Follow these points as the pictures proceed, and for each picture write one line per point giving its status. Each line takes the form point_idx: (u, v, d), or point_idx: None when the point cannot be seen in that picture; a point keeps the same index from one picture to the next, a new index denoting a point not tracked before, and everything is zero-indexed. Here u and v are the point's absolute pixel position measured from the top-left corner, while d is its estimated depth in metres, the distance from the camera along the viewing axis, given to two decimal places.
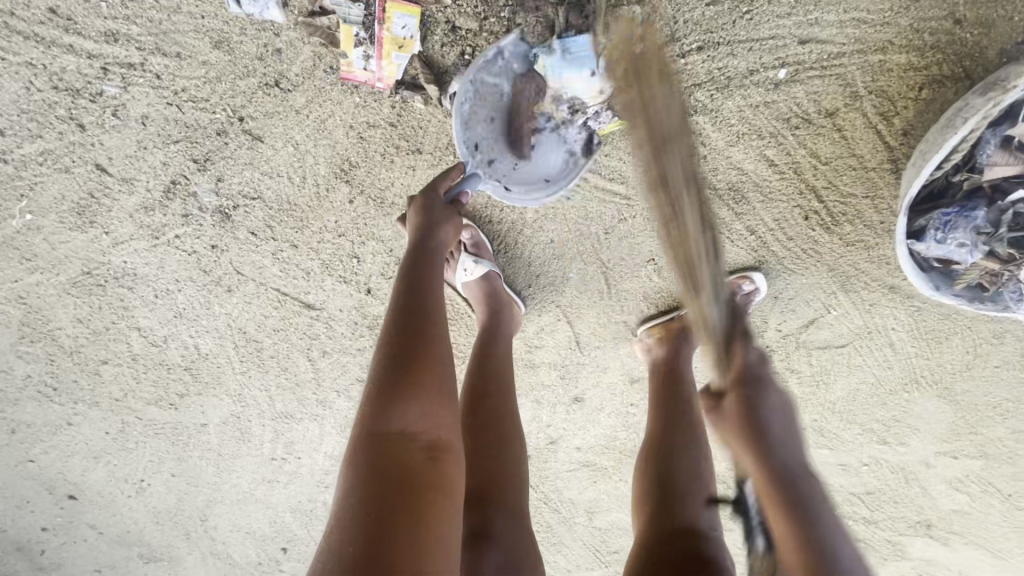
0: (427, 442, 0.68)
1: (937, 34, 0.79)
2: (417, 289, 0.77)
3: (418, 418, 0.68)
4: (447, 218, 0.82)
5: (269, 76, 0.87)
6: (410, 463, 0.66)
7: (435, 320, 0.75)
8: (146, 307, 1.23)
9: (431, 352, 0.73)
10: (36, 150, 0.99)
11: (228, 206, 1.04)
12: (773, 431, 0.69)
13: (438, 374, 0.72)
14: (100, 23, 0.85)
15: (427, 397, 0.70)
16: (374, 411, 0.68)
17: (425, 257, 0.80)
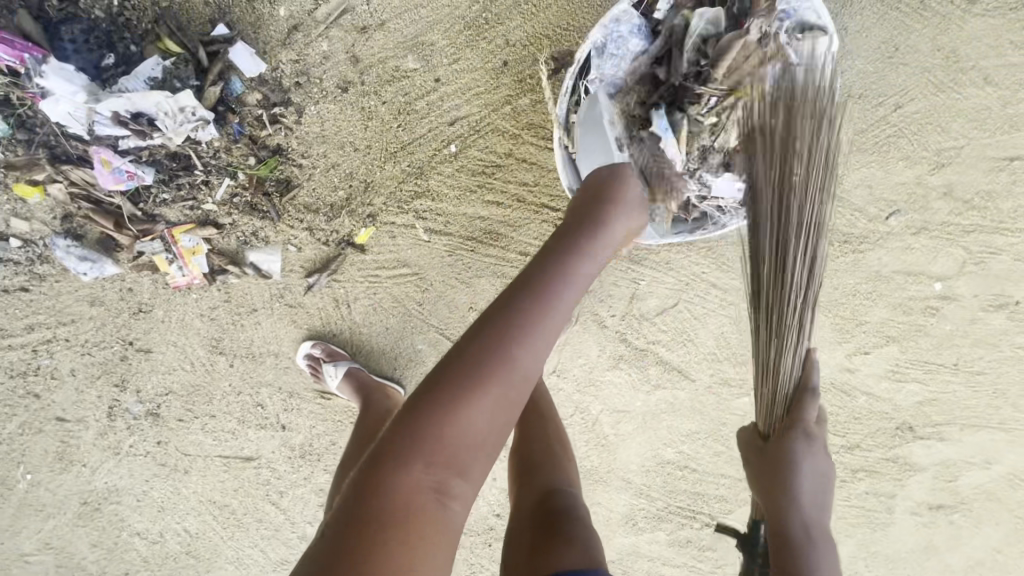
0: (435, 481, 0.65)
1: (535, 75, 1.06)
2: (524, 301, 0.75)
3: (477, 437, 0.68)
4: (627, 185, 0.89)
5: (133, 307, 1.20)
6: (389, 519, 0.62)
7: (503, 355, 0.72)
8: (137, 512, 1.50)
9: (459, 407, 0.68)
10: (17, 423, 1.34)
11: (154, 406, 1.34)
12: (800, 487, 0.77)
13: (485, 429, 0.69)
14: (20, 323, 1.21)
15: (422, 467, 0.65)
16: (403, 427, 0.67)
17: (556, 259, 0.82)
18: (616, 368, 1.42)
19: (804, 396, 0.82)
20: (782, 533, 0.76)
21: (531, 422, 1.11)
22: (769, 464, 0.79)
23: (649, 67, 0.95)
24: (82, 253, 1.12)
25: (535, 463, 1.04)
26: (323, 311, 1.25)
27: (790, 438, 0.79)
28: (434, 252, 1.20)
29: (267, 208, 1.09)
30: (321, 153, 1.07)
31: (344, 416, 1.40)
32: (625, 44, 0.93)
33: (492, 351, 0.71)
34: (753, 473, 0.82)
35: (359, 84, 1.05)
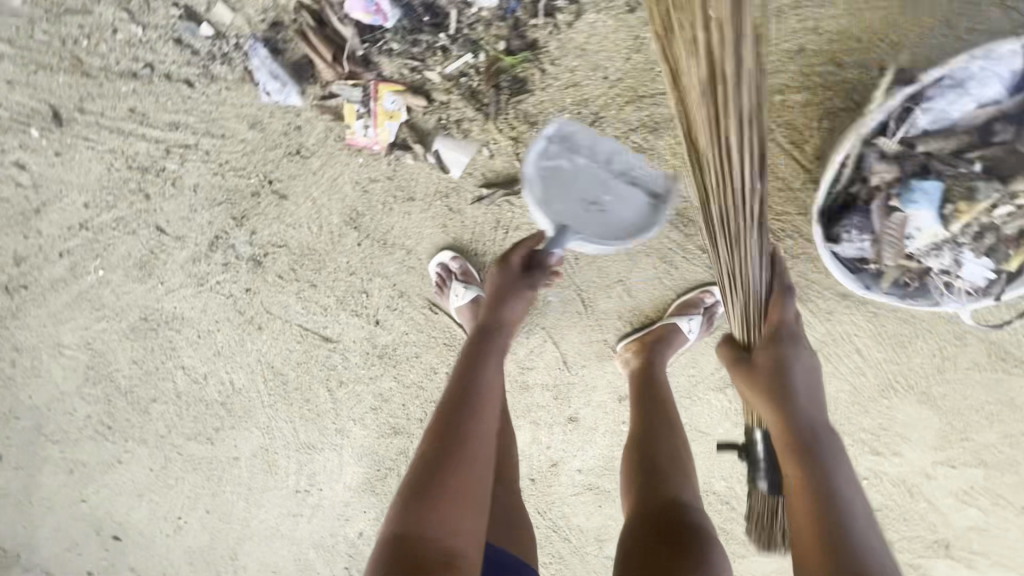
0: (439, 550, 0.79)
1: (825, 75, 0.95)
2: (465, 397, 0.90)
3: (461, 508, 0.82)
4: (522, 282, 1.02)
5: (292, 146, 1.09)
6: (429, 554, 0.78)
7: (484, 404, 0.90)
8: (191, 347, 1.42)
9: (471, 452, 0.86)
10: (112, 216, 1.23)
11: (260, 254, 1.25)
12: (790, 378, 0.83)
13: (470, 491, 0.84)
14: (165, 117, 1.09)
15: (450, 509, 0.81)
16: (401, 514, 0.81)
17: (478, 361, 0.95)
18: (720, 392, 1.37)
19: (781, 295, 0.87)
20: (802, 483, 0.78)
21: (655, 425, 1.07)
22: (757, 373, 0.85)
23: (987, 123, 0.86)
24: (272, 70, 1.00)
25: (660, 471, 0.99)
26: (477, 227, 1.16)
27: (782, 347, 0.84)
28: None
29: (489, 106, 0.99)
30: (570, 67, 0.96)
31: (440, 335, 1.34)
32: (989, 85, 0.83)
33: (464, 437, 0.86)
34: (773, 418, 0.83)
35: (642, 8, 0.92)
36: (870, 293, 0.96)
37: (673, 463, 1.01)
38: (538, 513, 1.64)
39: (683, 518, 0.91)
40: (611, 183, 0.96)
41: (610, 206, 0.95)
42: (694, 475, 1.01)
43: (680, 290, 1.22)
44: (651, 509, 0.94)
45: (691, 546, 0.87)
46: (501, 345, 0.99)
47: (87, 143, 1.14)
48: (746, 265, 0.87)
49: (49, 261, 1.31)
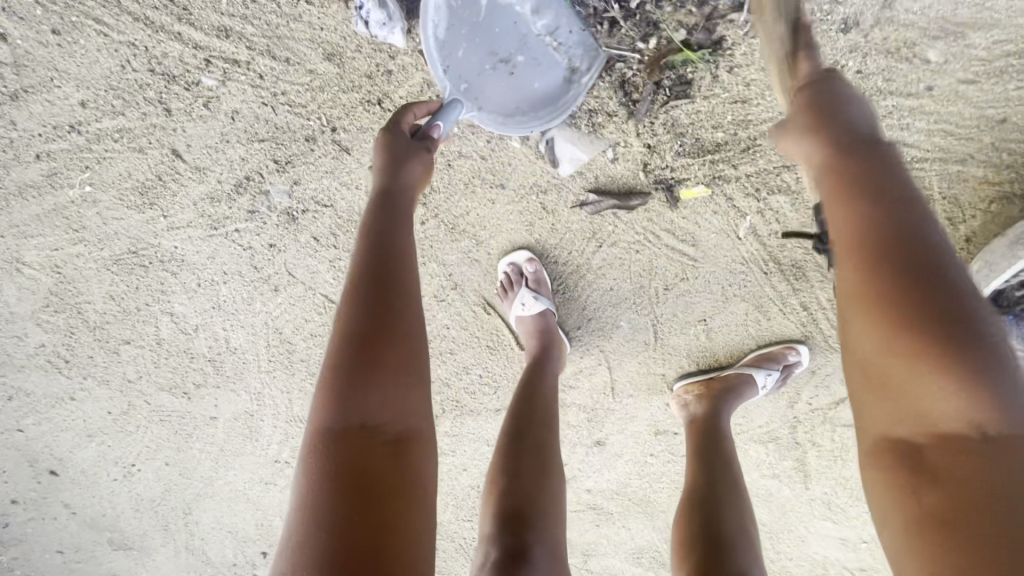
0: (381, 426, 0.66)
1: (1014, 156, 0.84)
2: (385, 259, 0.72)
3: (396, 378, 0.68)
4: (411, 156, 0.75)
5: (373, 94, 0.88)
6: (372, 464, 0.64)
7: (405, 266, 0.73)
8: (186, 294, 1.20)
9: (391, 332, 0.70)
10: (114, 125, 0.98)
11: (297, 209, 1.04)
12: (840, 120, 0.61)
13: (405, 354, 0.70)
14: (215, 18, 0.85)
15: (387, 390, 0.67)
16: (337, 405, 0.66)
17: (395, 215, 0.76)
18: (760, 444, 1.31)
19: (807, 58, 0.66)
20: (885, 250, 0.55)
21: (718, 489, 0.98)
22: (794, 134, 0.65)
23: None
24: None
25: (722, 545, 0.90)
26: (568, 233, 1.00)
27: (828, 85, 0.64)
28: (732, 251, 0.98)
29: (640, 103, 0.84)
30: (746, 80, 0.80)
31: (485, 338, 1.18)
32: None
33: (393, 312, 0.71)
34: (817, 170, 0.63)
35: (856, 31, 0.76)
36: None
37: (738, 538, 0.92)
38: None
39: None
40: (532, 40, 0.80)
41: (520, 67, 0.81)
42: (759, 554, 0.92)
43: (762, 342, 1.12)
44: None
45: None
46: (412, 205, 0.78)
47: (100, 27, 0.88)
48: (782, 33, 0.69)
49: (22, 162, 1.04)
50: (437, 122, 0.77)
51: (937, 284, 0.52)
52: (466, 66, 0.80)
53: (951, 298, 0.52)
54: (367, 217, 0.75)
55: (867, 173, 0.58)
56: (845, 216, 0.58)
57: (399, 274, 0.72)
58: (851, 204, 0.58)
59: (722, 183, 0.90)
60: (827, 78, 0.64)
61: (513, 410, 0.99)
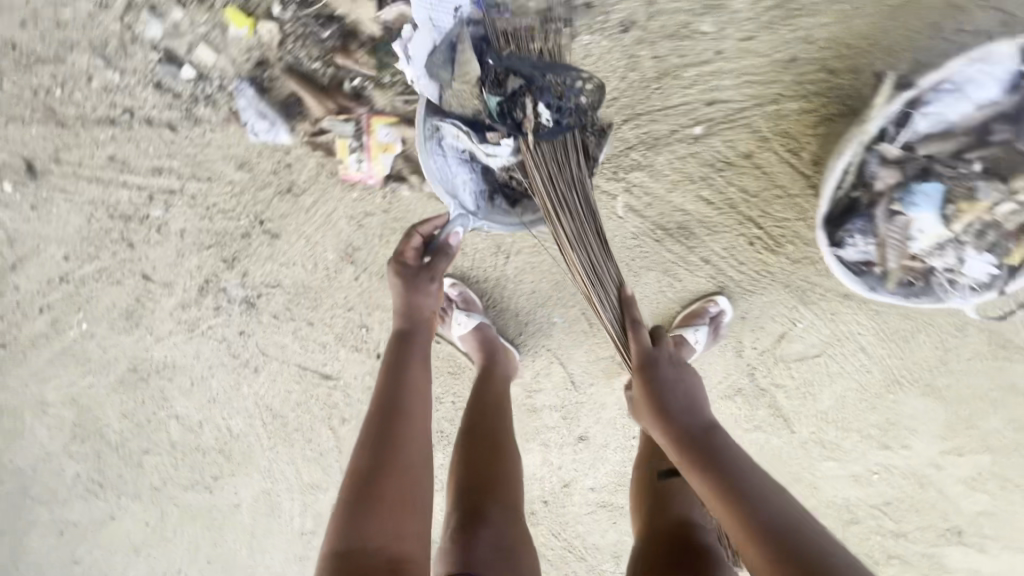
0: (383, 544, 0.77)
1: (818, 84, 0.96)
2: (397, 398, 0.85)
3: (394, 495, 0.79)
4: (419, 283, 0.91)
5: (283, 185, 1.06)
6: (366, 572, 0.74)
7: (408, 417, 0.85)
8: (184, 396, 1.37)
9: (396, 467, 0.81)
10: (94, 267, 1.18)
11: (253, 296, 1.21)
12: (675, 412, 0.81)
13: (408, 493, 0.80)
14: (147, 163, 1.05)
15: (390, 514, 0.78)
16: (346, 528, 0.77)
17: (405, 351, 0.90)
18: (729, 399, 1.37)
19: (636, 330, 0.85)
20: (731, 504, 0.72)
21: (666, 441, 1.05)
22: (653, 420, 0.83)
23: (987, 122, 0.84)
24: (260, 111, 0.96)
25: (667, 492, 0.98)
26: (479, 252, 1.15)
27: (655, 368, 0.83)
28: (621, 230, 1.10)
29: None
30: None
31: (444, 365, 1.30)
32: (984, 89, 0.80)
33: (398, 443, 0.82)
34: (674, 445, 0.81)
35: (635, 28, 0.92)
36: (879, 296, 0.93)
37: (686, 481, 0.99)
38: (553, 536, 1.59)
39: (693, 536, 0.90)
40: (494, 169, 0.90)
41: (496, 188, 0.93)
42: None
43: (685, 301, 1.21)
44: (661, 532, 0.92)
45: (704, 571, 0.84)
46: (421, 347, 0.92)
47: (64, 194, 1.09)
48: (606, 307, 0.88)
49: (29, 317, 1.25)
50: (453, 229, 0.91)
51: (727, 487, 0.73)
52: (443, 171, 0.90)
53: (784, 532, 0.68)
54: (387, 352, 0.90)
55: (704, 445, 0.78)
56: (699, 484, 0.77)
57: (401, 399, 0.85)
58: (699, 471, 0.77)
59: None
60: (654, 362, 0.84)
61: (470, 401, 1.09)
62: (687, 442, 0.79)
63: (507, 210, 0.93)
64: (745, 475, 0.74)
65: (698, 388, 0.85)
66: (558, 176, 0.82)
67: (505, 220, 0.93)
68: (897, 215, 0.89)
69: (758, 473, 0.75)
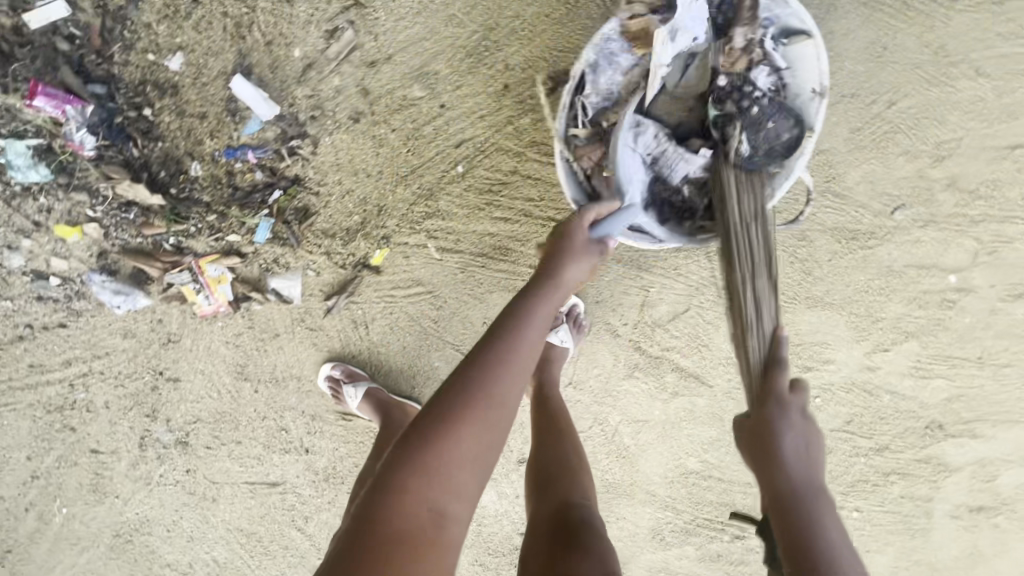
0: (421, 518, 0.69)
1: (535, 95, 1.11)
2: (456, 388, 0.76)
3: (443, 471, 0.72)
4: (590, 246, 0.89)
5: (163, 337, 1.26)
6: (389, 528, 0.67)
7: (466, 400, 0.75)
8: (167, 543, 1.52)
9: (435, 451, 0.72)
10: (53, 457, 1.39)
11: (183, 435, 1.39)
12: (790, 454, 0.80)
13: (456, 477, 0.72)
14: (58, 359, 1.27)
15: (426, 482, 0.70)
16: (380, 484, 0.71)
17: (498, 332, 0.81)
18: (633, 377, 1.43)
19: (775, 363, 0.88)
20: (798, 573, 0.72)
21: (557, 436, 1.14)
22: (755, 446, 0.83)
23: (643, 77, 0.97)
24: (115, 287, 1.18)
25: (552, 476, 1.04)
26: (342, 333, 1.29)
27: (777, 394, 0.85)
28: (445, 269, 1.24)
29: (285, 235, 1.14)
30: (336, 180, 1.12)
31: (366, 437, 1.43)
32: (616, 60, 0.96)
33: (443, 421, 0.73)
34: (769, 490, 0.80)
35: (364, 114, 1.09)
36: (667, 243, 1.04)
37: (568, 465, 1.07)
38: None
39: (576, 514, 0.96)
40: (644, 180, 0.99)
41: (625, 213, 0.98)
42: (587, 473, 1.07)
43: None
44: (547, 513, 0.97)
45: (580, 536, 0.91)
46: (533, 333, 0.81)
47: (10, 406, 1.32)
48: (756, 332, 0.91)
49: (21, 518, 1.45)
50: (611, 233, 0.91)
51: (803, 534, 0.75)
52: (628, 161, 0.96)
53: None
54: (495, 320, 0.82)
55: (805, 506, 0.77)
56: (785, 537, 0.76)
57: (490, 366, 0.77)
58: (796, 524, 0.76)
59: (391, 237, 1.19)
60: (780, 398, 0.84)
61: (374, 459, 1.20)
62: (791, 492, 0.78)
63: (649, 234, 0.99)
64: (825, 535, 0.75)
65: (817, 452, 0.83)
66: (745, 198, 0.96)
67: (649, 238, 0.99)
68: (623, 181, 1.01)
69: (845, 549, 0.73)
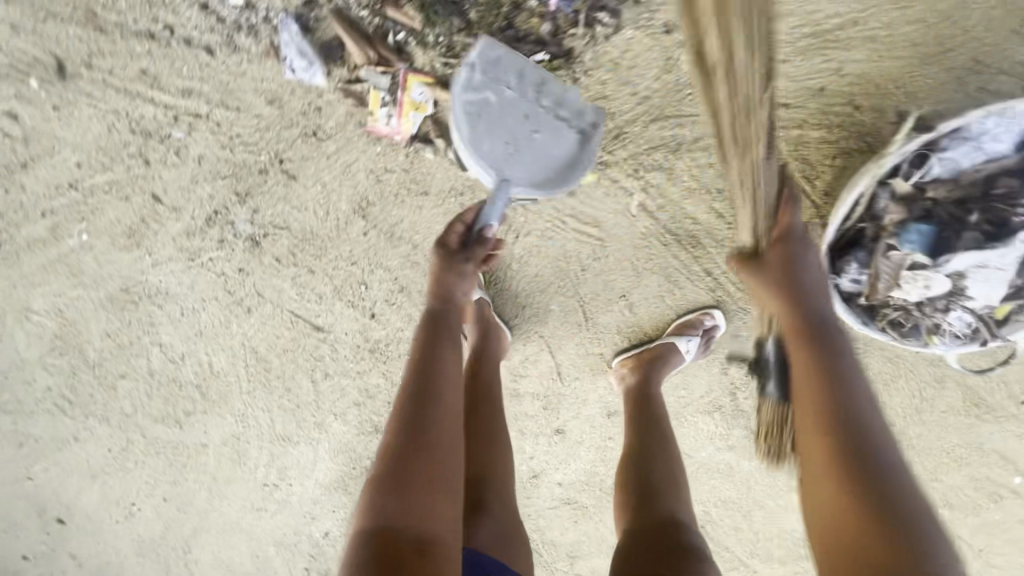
0: (420, 533, 0.76)
1: (843, 116, 0.98)
2: (424, 377, 0.89)
3: (420, 515, 0.78)
4: (459, 280, 0.98)
5: (309, 127, 1.07)
6: (394, 544, 0.75)
7: (440, 398, 0.87)
8: (171, 324, 1.36)
9: (423, 444, 0.82)
10: (104, 179, 1.17)
11: (260, 234, 1.21)
12: (806, 292, 0.88)
13: (436, 470, 0.81)
14: (179, 82, 1.06)
15: (417, 483, 0.79)
16: (378, 499, 0.79)
17: (436, 343, 0.93)
18: (707, 415, 1.39)
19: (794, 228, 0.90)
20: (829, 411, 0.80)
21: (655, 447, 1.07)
22: (754, 275, 0.92)
23: (998, 175, 0.85)
24: (301, 48, 1.00)
25: (653, 489, 0.99)
26: None
27: (792, 248, 0.89)
28: (632, 228, 1.13)
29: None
30: (602, 78, 0.97)
31: None
32: (1001, 141, 0.83)
33: (428, 423, 0.84)
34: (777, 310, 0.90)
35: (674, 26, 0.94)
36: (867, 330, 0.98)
37: (669, 482, 1.01)
38: None
39: (679, 534, 0.91)
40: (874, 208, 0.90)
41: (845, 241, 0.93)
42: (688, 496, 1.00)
43: (681, 310, 1.24)
44: (646, 526, 0.93)
45: (684, 558, 0.86)
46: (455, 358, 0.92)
47: (90, 101, 1.09)
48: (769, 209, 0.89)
49: (29, 219, 1.24)
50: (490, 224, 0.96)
51: (888, 517, 0.71)
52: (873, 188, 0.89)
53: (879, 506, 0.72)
54: (417, 340, 0.94)
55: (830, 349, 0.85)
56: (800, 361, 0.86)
57: (437, 417, 0.85)
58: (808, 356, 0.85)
59: (607, 167, 1.06)
60: (796, 237, 0.89)
61: (462, 398, 1.09)
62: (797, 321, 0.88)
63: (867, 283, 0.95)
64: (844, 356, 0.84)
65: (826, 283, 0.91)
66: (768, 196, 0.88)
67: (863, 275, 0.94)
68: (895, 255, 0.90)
69: (853, 364, 0.83)
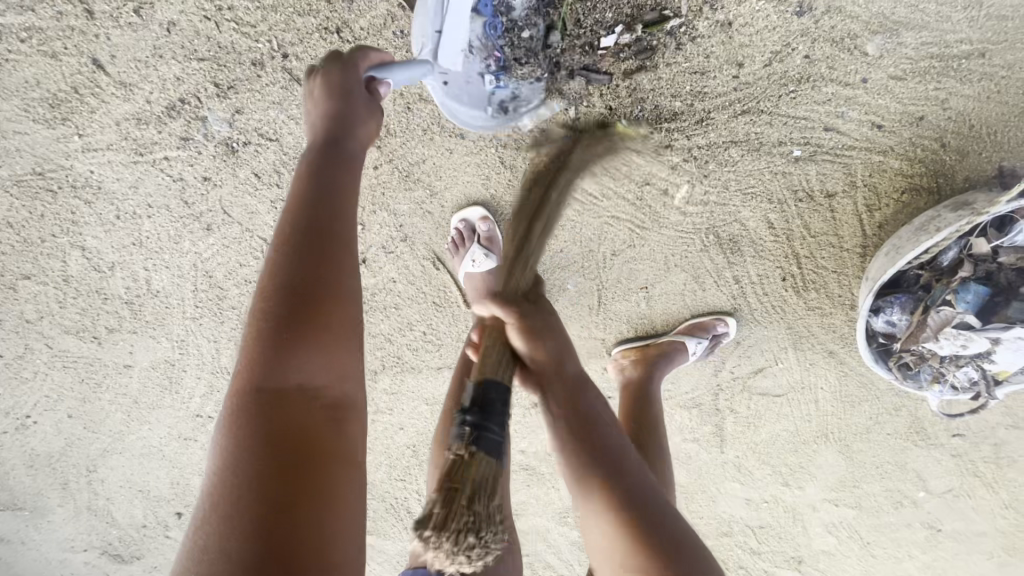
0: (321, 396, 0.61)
1: (926, 152, 0.92)
2: (322, 203, 0.65)
3: (314, 374, 0.60)
4: (360, 109, 0.69)
5: (332, 21, 0.85)
6: (297, 417, 0.58)
7: (343, 228, 0.65)
8: (101, 227, 1.09)
9: (326, 285, 0.62)
10: (25, 24, 0.87)
11: (238, 141, 0.97)
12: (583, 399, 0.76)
13: (344, 315, 0.63)
14: None
15: (322, 339, 0.61)
16: (264, 360, 0.59)
17: (338, 167, 0.68)
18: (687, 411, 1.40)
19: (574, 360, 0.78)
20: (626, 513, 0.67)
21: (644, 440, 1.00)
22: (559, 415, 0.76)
23: None
24: None
25: None
26: None
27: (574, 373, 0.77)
28: (679, 220, 1.03)
29: (519, 65, 0.87)
30: (706, 51, 0.86)
31: (431, 293, 1.17)
32: None
33: (326, 262, 0.62)
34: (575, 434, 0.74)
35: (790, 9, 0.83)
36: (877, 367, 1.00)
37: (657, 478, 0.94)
38: None
39: None
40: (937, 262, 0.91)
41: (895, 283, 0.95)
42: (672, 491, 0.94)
43: (695, 311, 1.17)
44: None
45: None
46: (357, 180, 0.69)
47: None
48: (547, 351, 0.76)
49: None
50: (383, 79, 0.73)
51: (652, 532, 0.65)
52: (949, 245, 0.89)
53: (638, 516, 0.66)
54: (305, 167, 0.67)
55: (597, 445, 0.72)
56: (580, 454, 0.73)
57: (339, 245, 0.64)
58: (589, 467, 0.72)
59: (674, 151, 0.95)
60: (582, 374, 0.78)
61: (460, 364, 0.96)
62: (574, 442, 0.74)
63: (899, 323, 0.96)
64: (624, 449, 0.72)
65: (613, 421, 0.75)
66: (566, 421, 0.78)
67: (898, 317, 0.96)
68: (943, 310, 0.91)
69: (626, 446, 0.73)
